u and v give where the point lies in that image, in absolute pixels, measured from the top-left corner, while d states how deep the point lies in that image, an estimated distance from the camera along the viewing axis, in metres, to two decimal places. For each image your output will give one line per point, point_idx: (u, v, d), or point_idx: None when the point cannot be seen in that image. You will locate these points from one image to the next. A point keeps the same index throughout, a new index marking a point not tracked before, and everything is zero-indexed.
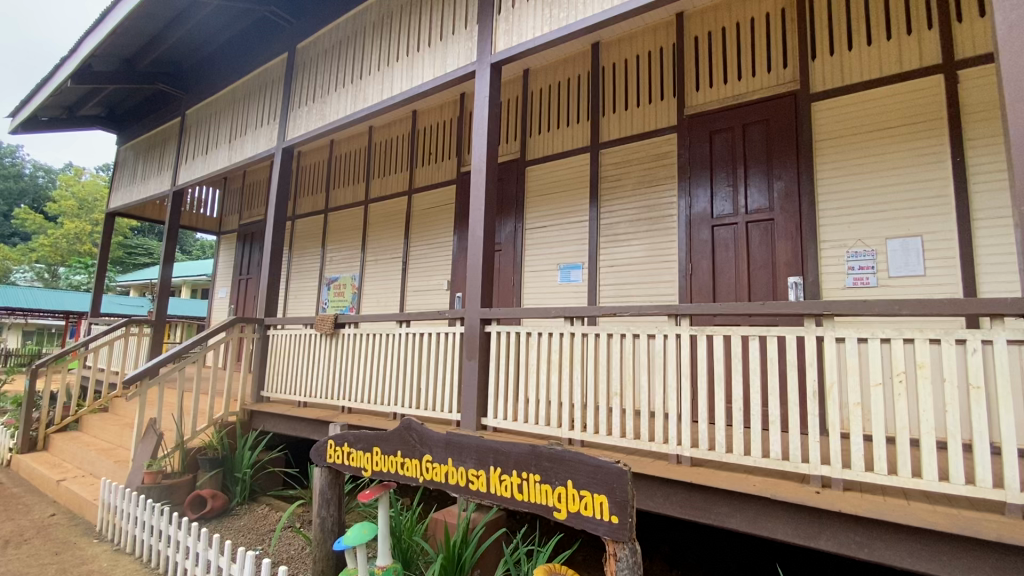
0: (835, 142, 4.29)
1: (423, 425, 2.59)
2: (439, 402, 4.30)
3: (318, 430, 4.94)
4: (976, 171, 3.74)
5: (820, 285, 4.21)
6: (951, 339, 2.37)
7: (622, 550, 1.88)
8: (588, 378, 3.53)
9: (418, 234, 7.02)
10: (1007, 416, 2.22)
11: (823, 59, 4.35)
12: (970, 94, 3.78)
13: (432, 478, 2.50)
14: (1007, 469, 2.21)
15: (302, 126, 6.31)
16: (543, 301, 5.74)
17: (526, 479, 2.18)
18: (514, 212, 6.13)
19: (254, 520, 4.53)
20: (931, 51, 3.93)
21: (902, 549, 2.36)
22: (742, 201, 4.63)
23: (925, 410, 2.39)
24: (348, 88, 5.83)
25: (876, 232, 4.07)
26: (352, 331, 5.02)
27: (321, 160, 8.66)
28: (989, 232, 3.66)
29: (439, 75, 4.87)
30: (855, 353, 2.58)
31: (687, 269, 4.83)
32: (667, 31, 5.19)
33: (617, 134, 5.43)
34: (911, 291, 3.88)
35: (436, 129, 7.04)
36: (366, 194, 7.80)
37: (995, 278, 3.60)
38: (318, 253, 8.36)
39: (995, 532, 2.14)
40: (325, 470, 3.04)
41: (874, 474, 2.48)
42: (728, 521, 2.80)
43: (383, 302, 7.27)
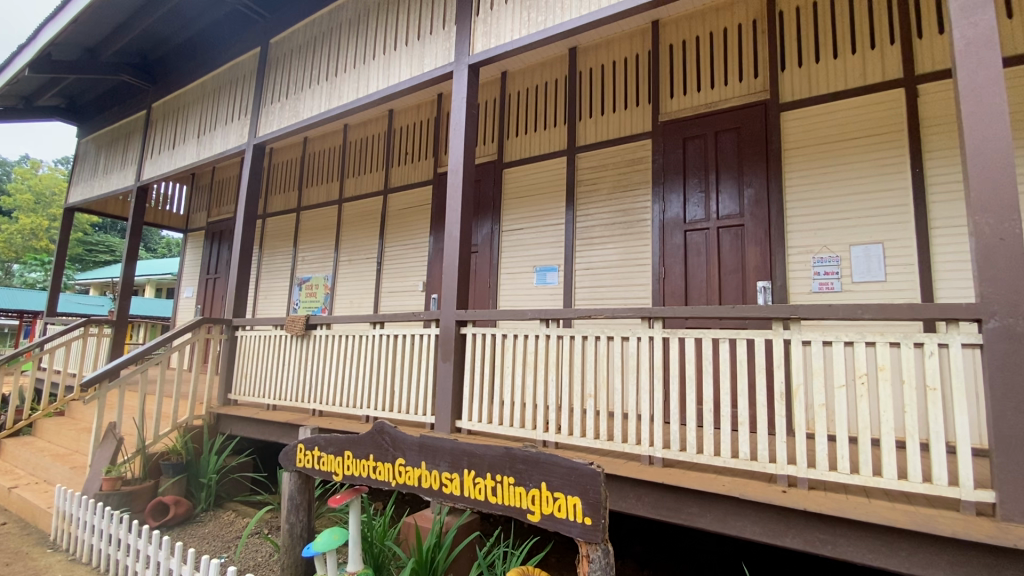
0: (803, 151, 4.42)
1: (397, 427, 2.55)
2: (412, 405, 4.25)
3: (288, 433, 4.83)
4: (934, 182, 3.90)
5: (787, 289, 4.33)
6: (910, 342, 2.47)
7: (595, 551, 1.89)
8: (562, 381, 3.54)
9: (394, 234, 6.94)
10: (961, 416, 2.32)
11: (792, 71, 4.49)
12: (929, 107, 3.95)
13: (405, 481, 2.47)
14: (962, 467, 2.32)
15: (275, 122, 6.17)
16: (519, 303, 5.76)
17: (500, 481, 2.18)
18: (491, 214, 6.12)
19: (219, 527, 4.39)
20: (893, 65, 4.10)
21: (862, 546, 2.44)
22: (714, 207, 4.72)
23: (885, 411, 2.48)
24: (324, 84, 5.73)
25: (840, 238, 4.21)
26: (324, 333, 4.92)
27: (294, 158, 8.49)
28: (945, 240, 3.83)
29: (416, 75, 4.83)
30: (820, 355, 2.66)
31: (660, 273, 4.91)
32: (643, 38, 5.27)
33: (594, 138, 5.48)
34: (872, 296, 4.03)
35: (412, 129, 6.99)
36: (341, 193, 7.67)
37: (949, 286, 3.76)
38: (289, 253, 8.18)
39: (949, 528, 2.23)
40: (294, 474, 2.97)
41: (838, 473, 2.55)
42: (698, 520, 2.85)
43: (357, 302, 7.17)
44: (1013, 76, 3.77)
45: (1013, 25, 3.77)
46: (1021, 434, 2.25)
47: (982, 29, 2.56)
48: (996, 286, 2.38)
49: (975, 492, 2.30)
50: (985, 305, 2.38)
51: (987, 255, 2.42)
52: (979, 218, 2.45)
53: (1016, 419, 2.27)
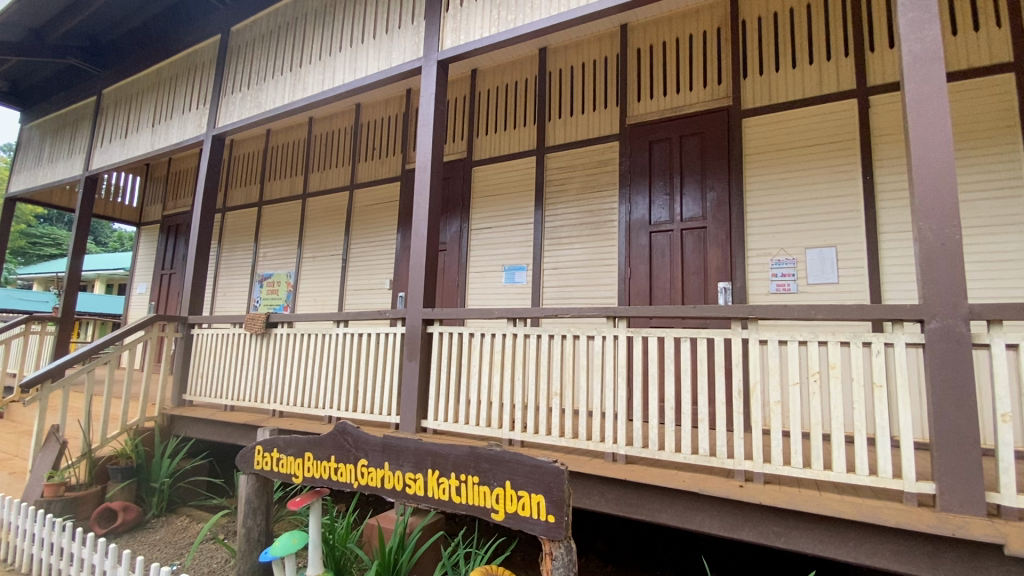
0: (763, 157, 4.57)
1: (360, 428, 2.50)
2: (377, 405, 4.17)
3: (246, 435, 4.67)
4: (884, 189, 4.10)
5: (746, 290, 4.47)
6: (859, 342, 2.58)
7: (558, 549, 1.90)
8: (529, 380, 3.54)
9: (360, 231, 6.82)
10: (904, 412, 2.45)
11: (753, 79, 4.62)
12: (880, 118, 4.15)
13: (368, 483, 2.42)
14: (905, 460, 2.45)
15: (235, 113, 5.96)
16: (487, 302, 5.75)
17: (465, 481, 2.16)
18: (460, 213, 6.08)
19: (172, 533, 4.20)
20: (847, 77, 4.28)
21: (814, 537, 2.54)
22: (678, 209, 4.83)
23: (835, 408, 2.59)
24: (288, 75, 5.56)
25: (797, 242, 4.37)
26: (285, 331, 4.78)
27: (255, 151, 8.21)
28: (892, 245, 4.03)
29: (383, 69, 4.75)
30: (776, 354, 2.75)
31: (626, 273, 4.98)
32: (612, 41, 5.34)
33: (563, 138, 5.52)
34: (825, 297, 4.20)
35: (380, 124, 6.87)
36: (305, 188, 7.48)
37: (895, 289, 3.98)
38: (250, 249, 7.92)
39: (893, 518, 2.35)
40: (251, 477, 2.87)
41: (791, 467, 2.65)
42: (659, 515, 2.91)
43: (321, 301, 7.00)
44: (955, 91, 3.99)
45: (957, 43, 4.00)
46: (958, 428, 2.39)
47: (928, 45, 2.70)
48: (937, 289, 2.52)
49: (917, 484, 2.43)
50: (926, 306, 2.52)
51: (929, 260, 2.55)
52: (923, 225, 2.59)
53: (954, 415, 2.40)
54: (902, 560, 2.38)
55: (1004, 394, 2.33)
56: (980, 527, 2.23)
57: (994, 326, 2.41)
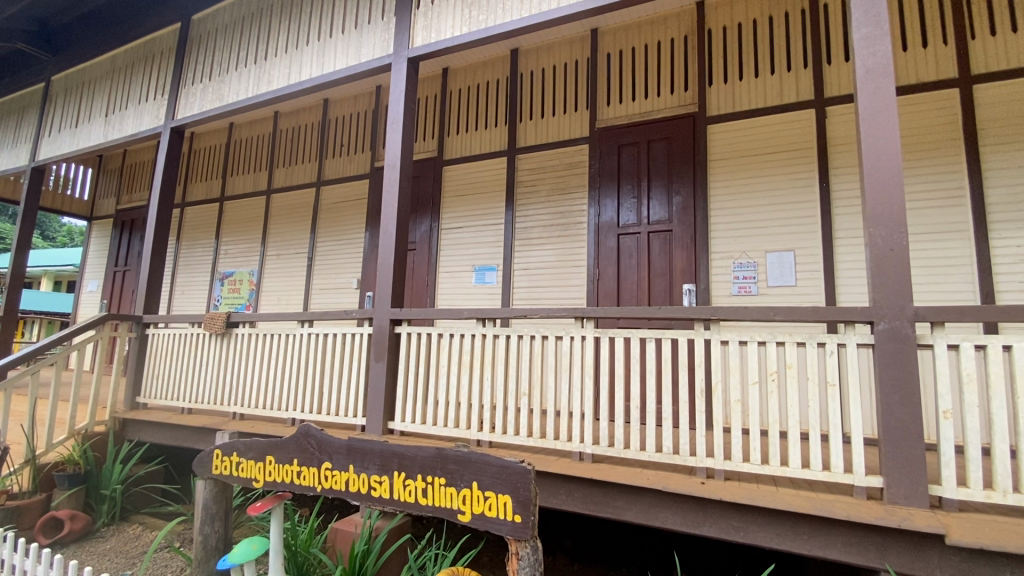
0: (727, 163, 4.70)
1: (324, 431, 2.44)
2: (342, 406, 4.10)
3: (205, 439, 4.51)
4: (839, 196, 4.28)
5: (709, 292, 4.59)
6: (814, 342, 2.68)
7: (524, 548, 1.91)
8: (497, 381, 3.54)
9: (326, 229, 6.68)
10: (855, 410, 2.56)
11: (718, 86, 4.75)
12: (835, 129, 4.33)
13: (332, 486, 2.37)
14: (855, 455, 2.56)
15: (196, 105, 5.75)
16: (456, 302, 5.72)
17: (431, 482, 2.14)
18: (430, 212, 6.03)
19: (123, 542, 4.01)
20: (806, 87, 4.45)
21: (770, 531, 2.63)
22: (645, 212, 4.92)
23: (792, 406, 2.68)
24: (253, 68, 5.40)
25: (758, 245, 4.50)
26: (247, 331, 4.64)
27: (217, 144, 7.93)
28: (846, 251, 4.21)
29: (352, 65, 4.66)
30: (736, 354, 2.83)
31: (595, 275, 5.04)
32: (582, 45, 5.40)
33: (533, 140, 5.55)
34: (784, 300, 4.36)
35: (348, 121, 6.75)
36: (270, 183, 7.28)
37: (848, 292, 4.16)
38: (211, 246, 7.65)
39: (844, 511, 2.45)
40: (209, 482, 2.78)
41: (750, 464, 2.74)
42: (625, 513, 2.96)
43: (285, 300, 6.83)
44: (905, 104, 4.20)
45: (907, 58, 4.21)
46: (903, 425, 2.52)
47: (879, 60, 2.84)
48: (886, 293, 2.64)
49: (866, 478, 2.55)
50: (876, 309, 2.65)
51: (879, 264, 2.68)
52: (874, 231, 2.72)
53: (900, 412, 2.53)
54: (853, 551, 2.49)
55: (945, 392, 2.46)
56: (923, 518, 2.35)
57: (937, 327, 2.55)
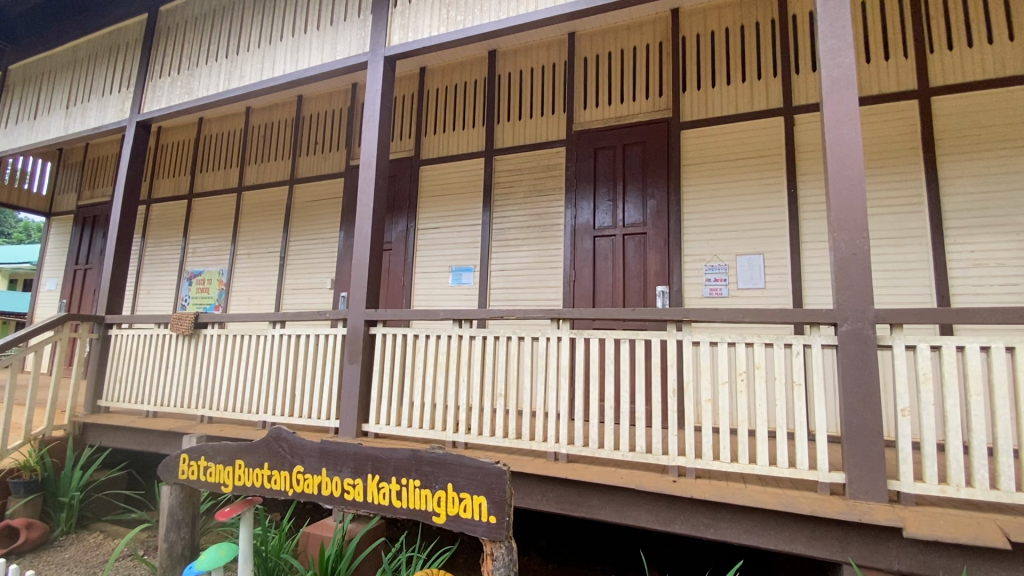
0: (700, 168, 4.80)
1: (296, 433, 2.40)
2: (315, 409, 4.03)
3: (172, 443, 4.38)
4: (806, 201, 4.42)
5: (682, 294, 4.69)
6: (781, 343, 2.77)
7: (498, 549, 1.92)
8: (473, 382, 3.54)
9: (300, 228, 6.56)
10: (819, 409, 2.64)
11: (691, 92, 4.86)
12: (803, 136, 4.47)
13: (304, 490, 2.33)
14: (819, 452, 2.65)
15: (163, 99, 5.58)
16: (432, 302, 5.69)
17: (406, 485, 2.13)
18: (406, 212, 5.98)
19: (83, 551, 3.85)
20: (775, 95, 4.58)
21: (739, 527, 2.70)
22: (620, 215, 4.99)
23: (760, 405, 2.76)
24: (224, 62, 5.27)
25: (729, 249, 4.62)
26: (216, 332, 4.52)
27: (186, 140, 7.70)
28: (813, 254, 4.35)
29: (327, 62, 4.60)
30: (708, 355, 2.90)
31: (571, 277, 5.09)
32: (559, 48, 5.44)
33: (511, 141, 5.56)
34: (753, 302, 4.48)
35: (323, 118, 6.65)
36: (241, 180, 7.11)
37: (814, 294, 4.30)
38: (178, 244, 7.42)
39: (808, 507, 2.53)
40: (175, 488, 2.70)
41: (719, 462, 2.81)
42: (599, 512, 2.99)
43: (257, 300, 6.68)
44: (868, 113, 4.36)
45: (870, 70, 4.37)
46: (865, 423, 2.62)
47: (844, 71, 2.95)
48: (849, 295, 2.75)
49: (829, 474, 2.65)
50: (840, 311, 2.74)
51: (843, 267, 2.78)
52: (838, 236, 2.82)
53: (861, 410, 2.63)
54: (817, 545, 2.58)
55: (903, 390, 2.57)
56: (883, 512, 2.45)
57: (896, 329, 2.66)
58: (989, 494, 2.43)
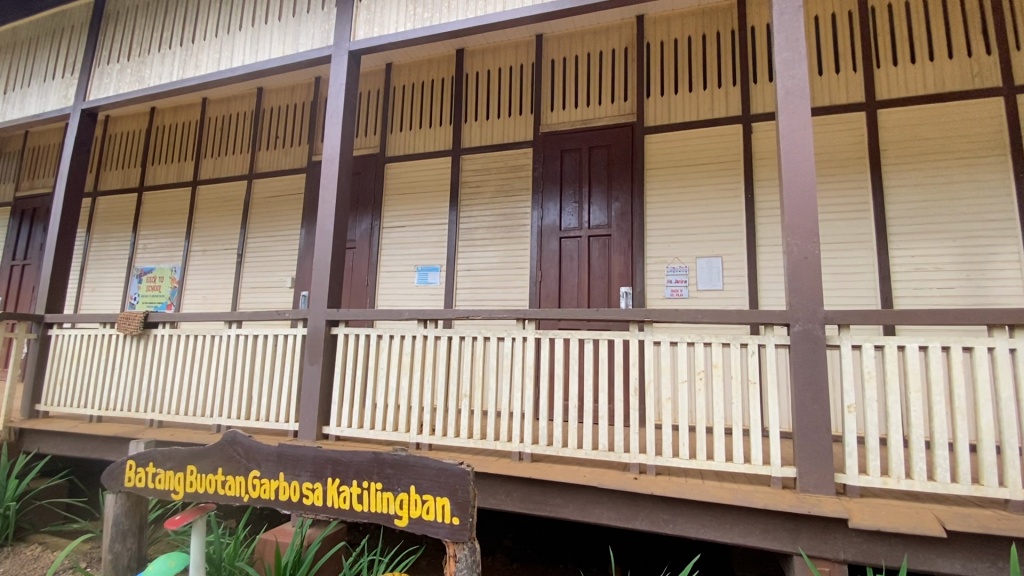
0: (663, 172, 4.91)
1: (252, 437, 2.31)
2: (274, 411, 3.91)
3: (117, 449, 4.16)
4: (762, 206, 4.59)
5: (645, 295, 4.80)
6: (738, 343, 2.86)
7: (461, 550, 1.91)
8: (438, 382, 3.51)
9: (259, 224, 6.36)
10: (772, 406, 2.75)
11: (655, 98, 4.96)
12: (760, 144, 4.64)
13: (260, 495, 2.26)
14: (772, 448, 2.75)
15: (111, 87, 5.29)
16: (397, 302, 5.62)
17: (367, 488, 2.09)
18: (370, 210, 5.87)
19: (18, 565, 3.61)
20: (734, 103, 4.74)
21: (697, 522, 2.78)
22: (586, 217, 5.05)
23: (717, 403, 2.85)
24: (178, 50, 5.04)
25: (690, 251, 4.74)
26: (167, 332, 4.33)
27: (136, 130, 7.32)
28: (768, 257, 4.51)
29: (288, 54, 4.47)
30: (668, 354, 2.97)
31: (537, 277, 5.11)
32: (527, 50, 5.46)
33: (478, 141, 5.55)
34: (712, 303, 4.62)
35: (285, 112, 6.46)
36: (196, 174, 6.82)
37: (769, 295, 4.47)
38: (127, 239, 7.05)
39: (762, 501, 2.63)
40: (120, 497, 2.57)
41: (679, 459, 2.88)
42: (562, 511, 3.02)
43: (212, 299, 6.43)
44: (821, 123, 4.56)
45: (822, 82, 4.58)
46: (814, 419, 2.74)
47: (797, 82, 3.07)
48: (801, 296, 2.87)
49: (781, 469, 2.76)
50: (792, 312, 2.86)
51: (796, 270, 2.90)
52: (791, 241, 2.94)
53: (811, 407, 2.75)
54: (769, 538, 2.67)
55: (850, 388, 2.70)
56: (830, 504, 2.57)
57: (843, 329, 2.79)
58: (926, 484, 2.58)
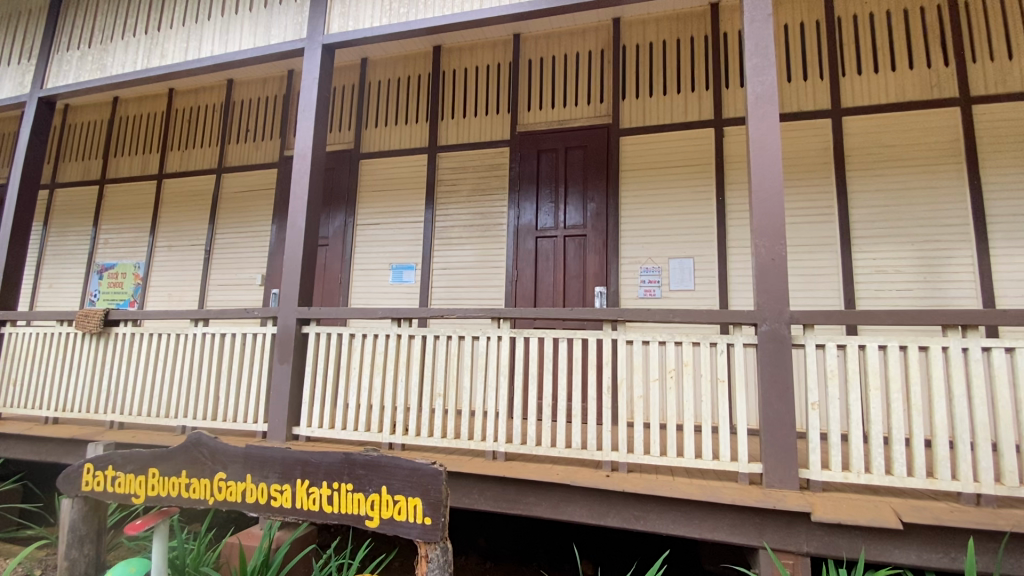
0: (638, 174, 4.97)
1: (217, 438, 2.25)
2: (242, 412, 3.82)
3: (74, 452, 4.00)
4: (733, 209, 4.70)
5: (619, 295, 4.85)
6: (707, 342, 2.93)
7: (433, 551, 1.90)
8: (411, 381, 3.48)
9: (228, 220, 6.19)
10: (740, 403, 2.82)
11: (630, 100, 5.02)
12: (731, 148, 4.75)
13: (226, 498, 2.21)
14: (740, 445, 2.82)
15: (71, 75, 5.08)
16: (371, 301, 5.55)
17: (337, 489, 2.06)
18: (344, 207, 5.78)
19: None
20: (707, 107, 4.83)
21: (667, 518, 2.83)
22: (562, 217, 5.08)
23: (687, 401, 2.90)
24: (143, 38, 4.86)
25: (663, 252, 4.82)
26: (129, 330, 4.17)
27: (98, 120, 7.04)
28: (738, 259, 4.62)
29: (260, 46, 4.36)
30: (640, 353, 3.01)
31: (513, 276, 5.12)
32: (504, 49, 5.46)
33: (455, 139, 5.52)
34: (684, 303, 4.71)
35: (255, 105, 6.30)
36: (162, 167, 6.60)
37: (739, 296, 4.58)
38: (87, 234, 6.78)
39: (729, 496, 2.70)
40: (77, 501, 2.47)
41: (649, 456, 2.93)
42: (535, 509, 3.03)
43: (178, 296, 6.23)
44: (789, 129, 4.69)
45: (791, 89, 4.71)
46: (780, 416, 2.82)
47: (767, 88, 3.15)
48: (768, 297, 2.94)
49: (748, 465, 2.83)
50: (760, 312, 2.94)
51: (764, 272, 2.98)
52: (759, 243, 3.02)
53: (777, 404, 2.83)
54: (736, 532, 2.74)
55: (813, 386, 2.79)
56: (794, 499, 2.65)
57: (808, 329, 2.87)
58: (884, 479, 2.69)
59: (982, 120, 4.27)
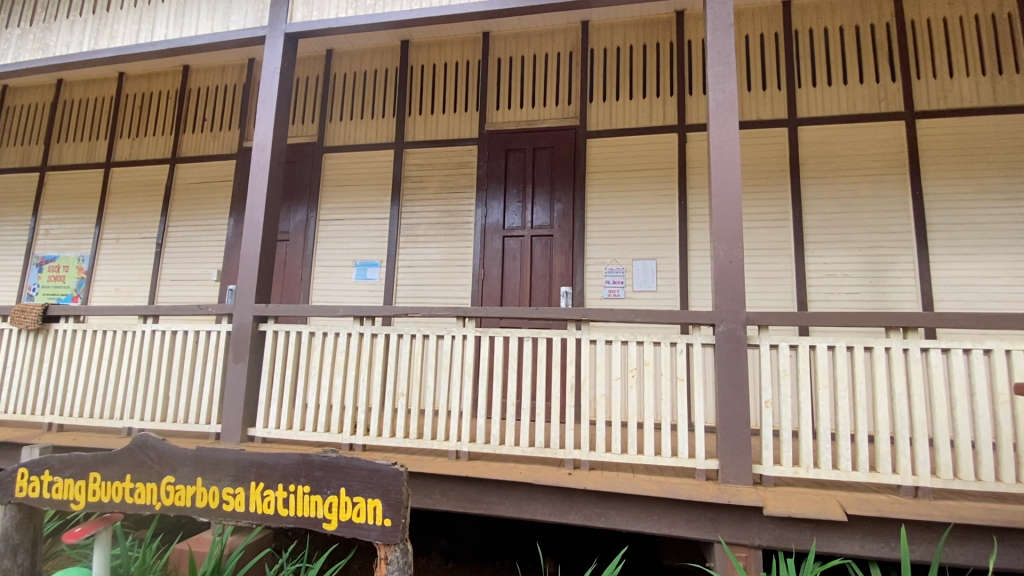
0: (603, 176, 5.04)
1: (166, 440, 2.16)
2: (193, 412, 3.67)
3: (7, 456, 3.75)
4: (694, 212, 4.82)
5: (584, 295, 4.91)
6: (668, 342, 3.00)
7: (393, 552, 1.87)
8: (373, 380, 3.43)
9: (182, 212, 5.93)
10: (698, 401, 2.90)
11: (598, 103, 5.08)
12: (693, 153, 4.87)
13: (175, 502, 2.11)
14: (697, 442, 2.90)
15: (9, 54, 4.76)
16: (333, 298, 5.43)
17: (293, 491, 2.01)
18: (306, 201, 5.63)
19: None
20: (671, 112, 4.94)
21: (627, 515, 2.88)
22: (529, 217, 5.10)
23: (648, 400, 2.96)
24: (90, 17, 4.59)
25: (627, 253, 4.90)
26: (70, 327, 3.94)
27: (39, 103, 6.61)
28: (699, 261, 4.75)
29: (218, 31, 4.19)
30: (603, 352, 3.05)
31: (480, 275, 5.10)
32: (474, 46, 5.43)
33: (422, 135, 5.45)
34: (646, 303, 4.81)
35: (213, 93, 6.06)
36: (109, 155, 6.26)
37: (699, 297, 4.70)
38: (25, 224, 6.37)
39: (686, 492, 2.77)
40: (10, 509, 2.32)
41: (611, 454, 2.98)
42: (498, 507, 3.04)
43: (126, 291, 5.93)
44: (748, 136, 4.85)
45: (750, 98, 4.87)
46: (736, 414, 2.91)
47: (727, 95, 3.25)
48: (726, 299, 3.04)
49: (705, 462, 2.92)
50: (718, 313, 3.03)
51: (722, 273, 3.07)
52: (718, 245, 3.11)
53: (732, 402, 2.93)
54: (693, 527, 2.82)
55: (767, 385, 2.89)
56: (747, 493, 2.74)
57: (763, 329, 2.98)
58: (831, 473, 2.81)
59: (924, 135, 4.54)
